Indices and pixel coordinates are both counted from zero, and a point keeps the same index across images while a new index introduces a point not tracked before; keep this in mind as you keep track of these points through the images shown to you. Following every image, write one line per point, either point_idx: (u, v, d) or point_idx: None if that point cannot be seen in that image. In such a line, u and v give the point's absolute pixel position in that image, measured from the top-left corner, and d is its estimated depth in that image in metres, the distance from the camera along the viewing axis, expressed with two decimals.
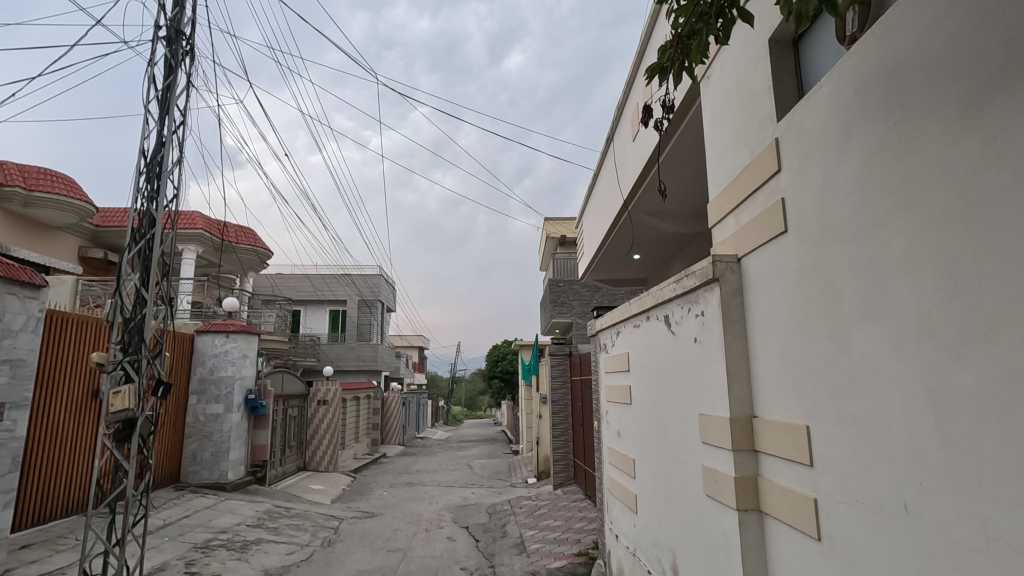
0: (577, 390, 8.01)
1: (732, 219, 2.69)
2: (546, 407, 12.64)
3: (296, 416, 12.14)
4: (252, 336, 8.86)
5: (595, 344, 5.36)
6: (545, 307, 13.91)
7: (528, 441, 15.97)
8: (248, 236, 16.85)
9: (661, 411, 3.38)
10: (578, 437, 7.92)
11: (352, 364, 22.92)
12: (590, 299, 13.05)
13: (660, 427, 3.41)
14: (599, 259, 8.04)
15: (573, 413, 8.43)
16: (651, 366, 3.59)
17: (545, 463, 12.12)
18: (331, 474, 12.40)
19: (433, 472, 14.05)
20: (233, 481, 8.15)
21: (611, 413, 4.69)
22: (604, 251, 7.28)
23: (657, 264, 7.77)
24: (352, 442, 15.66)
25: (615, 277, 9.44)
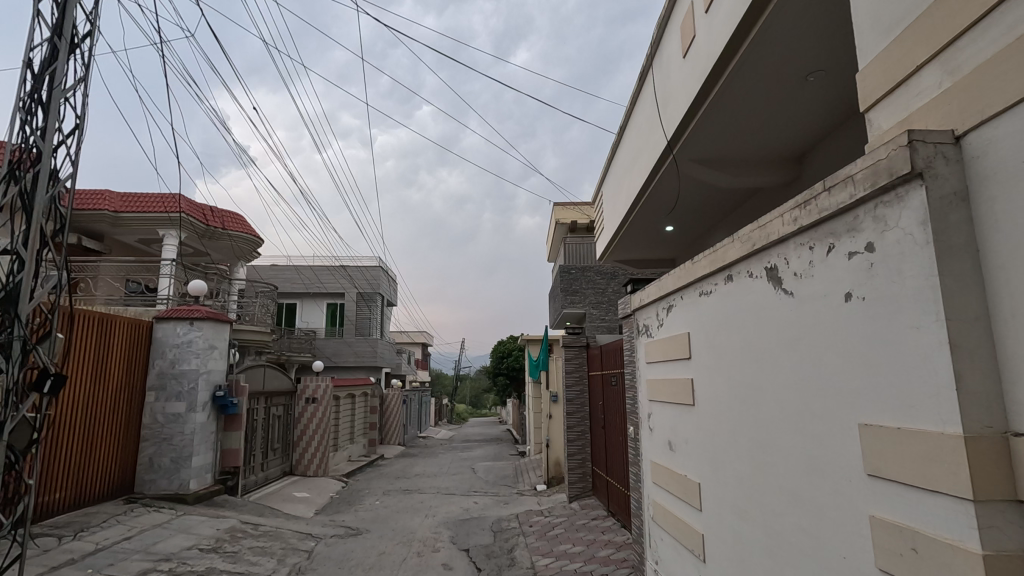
0: (600, 387, 6.80)
1: (935, 71, 1.49)
2: (557, 406, 11.47)
3: (280, 416, 11.01)
4: (222, 324, 7.73)
5: (630, 328, 4.16)
6: (555, 297, 12.73)
7: (535, 443, 14.89)
8: (237, 222, 15.76)
9: (756, 415, 2.20)
10: (600, 443, 6.74)
11: (350, 360, 21.85)
12: (605, 288, 11.83)
13: (755, 441, 2.21)
14: (623, 234, 6.77)
15: (594, 413, 7.24)
16: (735, 347, 2.40)
17: (554, 468, 11.09)
18: (320, 479, 11.28)
19: (432, 477, 12.90)
20: (195, 491, 7.02)
21: (657, 416, 3.51)
22: (632, 221, 6.03)
23: (693, 237, 6.56)
24: (345, 443, 14.55)
25: (638, 258, 8.19)
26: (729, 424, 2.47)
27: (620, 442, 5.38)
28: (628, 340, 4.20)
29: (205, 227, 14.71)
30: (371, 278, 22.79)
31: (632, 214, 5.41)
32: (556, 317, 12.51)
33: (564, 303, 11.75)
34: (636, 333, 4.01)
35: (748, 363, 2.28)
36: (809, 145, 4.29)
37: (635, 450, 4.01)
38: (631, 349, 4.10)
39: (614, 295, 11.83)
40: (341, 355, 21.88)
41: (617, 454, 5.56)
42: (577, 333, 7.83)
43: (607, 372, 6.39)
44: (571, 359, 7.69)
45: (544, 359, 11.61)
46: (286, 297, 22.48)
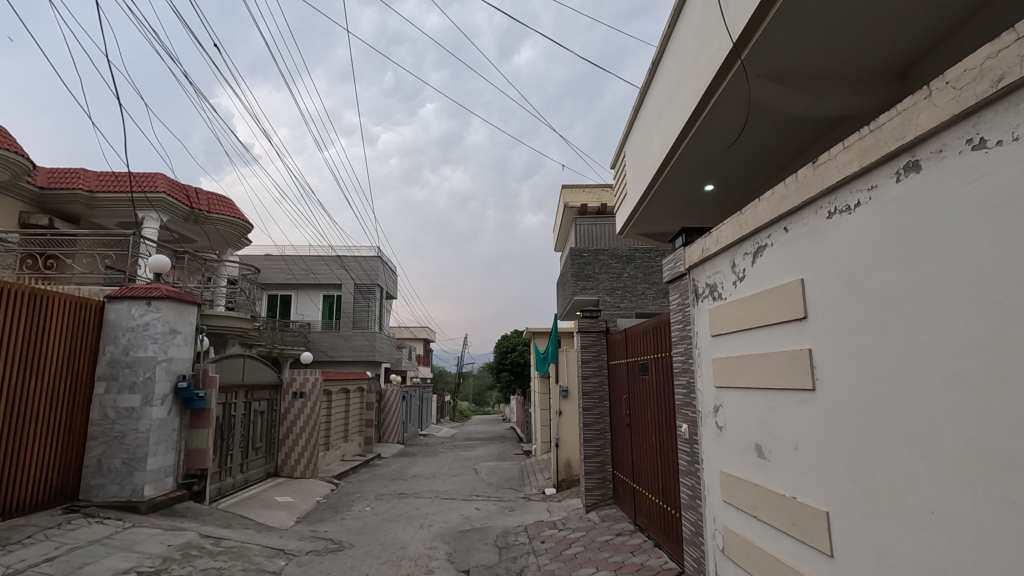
0: (624, 378, 5.80)
1: None
2: (567, 403, 10.47)
3: (263, 412, 10.03)
4: (185, 305, 6.73)
5: (682, 293, 3.15)
6: (564, 284, 11.72)
7: (542, 442, 13.90)
8: (225, 205, 14.82)
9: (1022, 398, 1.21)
10: (625, 443, 5.76)
11: (347, 354, 20.91)
12: (619, 273, 10.79)
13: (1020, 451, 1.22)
14: (651, 197, 5.75)
15: (615, 408, 6.26)
16: (946, 282, 1.41)
17: (564, 470, 10.11)
18: (307, 482, 10.29)
19: (431, 478, 11.91)
20: (150, 498, 6.02)
21: (733, 408, 2.51)
22: (667, 174, 5.03)
23: (738, 196, 5.51)
24: (338, 442, 13.59)
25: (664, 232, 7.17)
26: (918, 418, 1.48)
27: (660, 445, 4.41)
28: (678, 308, 3.19)
29: (189, 209, 13.75)
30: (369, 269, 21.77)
31: (673, 163, 4.42)
32: (566, 306, 11.47)
33: (575, 290, 10.71)
34: (692, 298, 2.99)
35: (992, 307, 1.29)
36: (912, 58, 3.26)
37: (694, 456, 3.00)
38: (686, 321, 3.08)
39: (630, 281, 10.80)
40: (337, 349, 20.91)
41: (655, 458, 4.59)
42: (594, 315, 6.78)
43: (635, 360, 5.39)
44: (586, 345, 6.66)
45: (554, 351, 10.57)
46: (280, 288, 21.49)
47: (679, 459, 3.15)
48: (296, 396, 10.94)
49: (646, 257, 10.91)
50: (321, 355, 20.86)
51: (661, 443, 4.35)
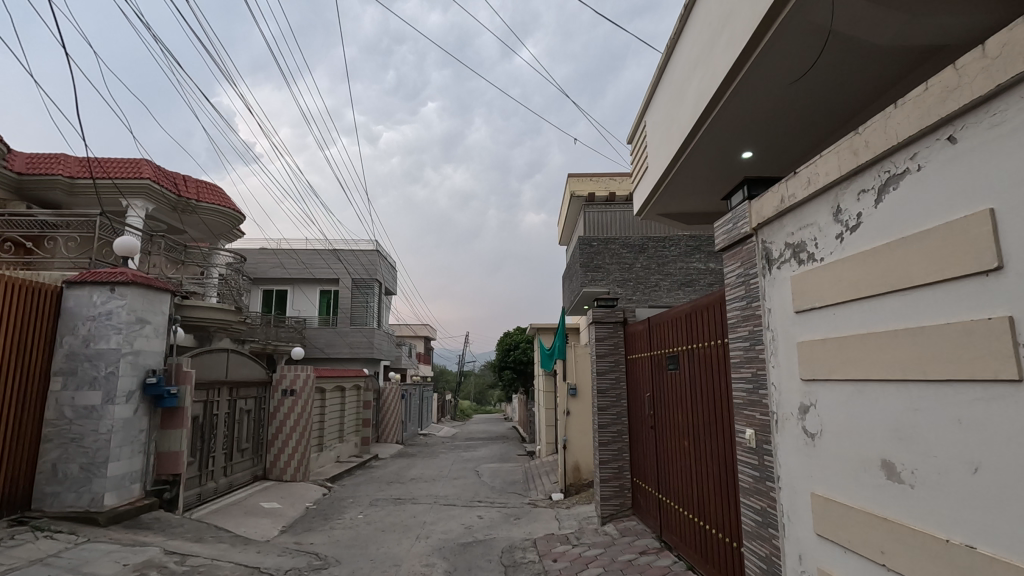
0: (647, 375, 5.15)
1: None
2: (575, 402, 9.79)
3: (250, 411, 9.37)
4: (154, 292, 6.04)
5: (744, 257, 2.53)
6: (572, 276, 11.03)
7: (547, 443, 13.24)
8: (215, 194, 14.17)
9: None
10: (649, 448, 5.11)
11: (345, 351, 20.24)
12: (631, 264, 10.11)
13: None
14: (680, 165, 5.07)
15: (634, 409, 5.60)
16: None
17: (573, 474, 9.45)
18: (297, 486, 9.63)
19: (431, 481, 11.23)
20: (110, 507, 5.34)
21: (836, 409, 1.90)
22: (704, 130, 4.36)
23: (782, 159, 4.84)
24: (333, 442, 12.94)
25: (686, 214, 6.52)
26: None
27: (703, 452, 3.76)
28: (737, 280, 2.58)
29: (177, 197, 13.08)
30: (367, 263, 21.08)
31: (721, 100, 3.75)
32: (574, 299, 10.77)
33: (585, 281, 10.02)
34: (762, 263, 2.38)
35: None
36: None
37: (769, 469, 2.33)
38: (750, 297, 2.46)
39: (642, 272, 10.11)
40: (335, 345, 20.24)
41: (695, 468, 3.93)
42: (610, 304, 6.09)
43: (662, 354, 4.73)
44: (602, 338, 5.97)
45: (561, 347, 9.87)
46: (275, 283, 20.83)
47: (739, 472, 2.51)
48: (286, 394, 10.25)
49: (660, 246, 10.21)
50: (318, 352, 20.19)
51: (706, 450, 3.71)
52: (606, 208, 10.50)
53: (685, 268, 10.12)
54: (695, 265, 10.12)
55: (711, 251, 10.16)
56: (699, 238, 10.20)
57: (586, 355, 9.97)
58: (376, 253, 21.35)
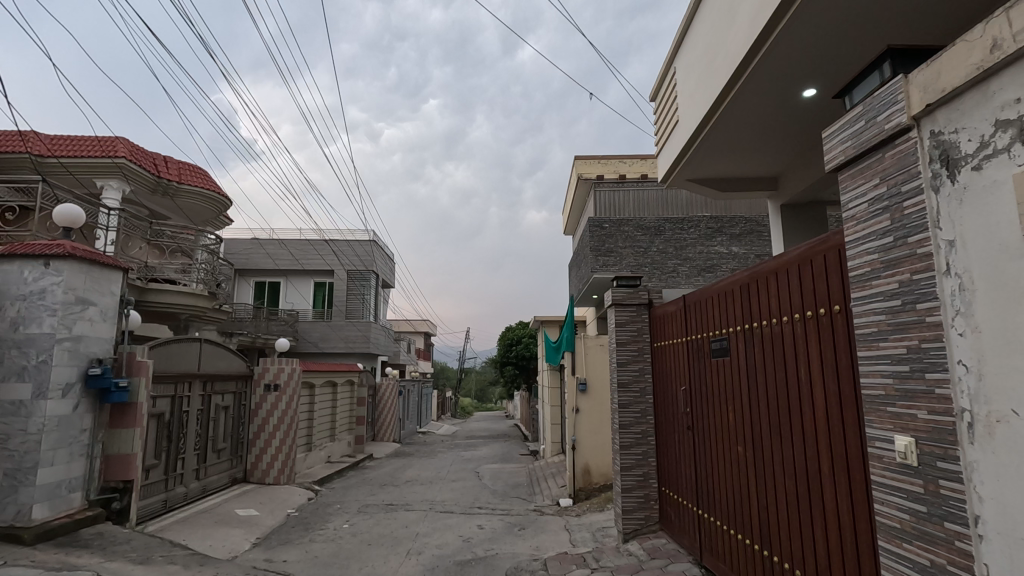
0: (684, 366, 4.28)
1: None
2: (585, 399, 8.92)
3: (227, 409, 8.51)
4: (99, 269, 5.18)
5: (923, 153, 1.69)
6: (581, 262, 10.17)
7: (553, 443, 12.40)
8: (198, 176, 13.35)
9: None
10: (687, 454, 4.21)
11: (340, 346, 19.41)
12: (646, 248, 9.26)
13: None
14: (729, 104, 4.20)
15: (665, 407, 4.72)
16: None
17: (582, 477, 8.65)
18: (280, 490, 8.80)
19: (427, 484, 10.40)
20: (41, 522, 4.48)
21: None
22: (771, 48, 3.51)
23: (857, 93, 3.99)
24: (324, 441, 12.13)
25: (713, 190, 5.65)
26: None
27: (780, 461, 2.86)
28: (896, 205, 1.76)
29: (156, 178, 12.24)
30: (363, 254, 20.20)
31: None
32: (583, 286, 9.89)
33: (596, 266, 9.15)
34: (944, 164, 1.62)
35: None
36: None
37: (967, 506, 1.51)
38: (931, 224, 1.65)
39: (658, 256, 9.26)
40: (329, 340, 19.42)
41: (765, 481, 3.02)
42: (633, 283, 5.21)
43: (705, 339, 3.87)
44: (624, 322, 5.09)
45: (570, 338, 8.99)
46: (267, 274, 19.97)
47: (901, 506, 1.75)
48: (269, 390, 9.37)
49: (678, 228, 9.34)
50: (312, 346, 19.37)
51: (785, 458, 2.81)
52: (620, 187, 9.61)
53: (705, 253, 9.25)
54: (716, 249, 9.25)
55: (734, 234, 9.29)
56: (721, 220, 9.32)
57: (598, 348, 9.07)
58: (373, 244, 20.49)
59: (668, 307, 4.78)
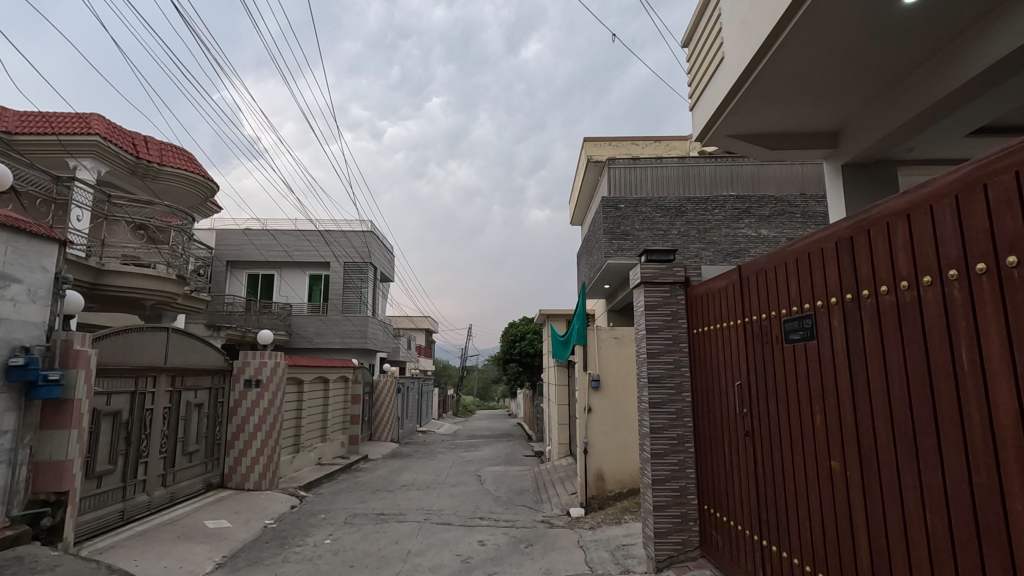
0: (739, 355, 3.36)
1: None
2: (599, 397, 8.01)
3: (201, 407, 7.66)
4: (26, 240, 4.35)
5: None
6: (592, 248, 9.30)
7: (559, 444, 11.56)
8: (183, 158, 12.53)
9: None
10: (745, 468, 3.29)
11: (335, 341, 18.57)
12: (666, 230, 8.39)
13: None
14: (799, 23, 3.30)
15: (711, 407, 3.79)
16: None
17: (595, 484, 7.78)
18: (260, 497, 7.97)
19: (424, 489, 9.57)
20: None
21: None
22: None
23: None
24: (314, 441, 11.31)
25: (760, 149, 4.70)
26: None
27: (922, 486, 1.92)
28: None
29: (135, 159, 11.39)
30: (360, 245, 19.34)
31: None
32: (596, 273, 9.00)
33: (610, 250, 8.28)
34: None
35: None
36: None
37: None
38: None
39: (679, 240, 8.39)
40: (325, 335, 18.59)
41: (887, 512, 2.09)
42: (665, 258, 4.33)
43: (775, 318, 2.95)
44: (655, 304, 4.21)
45: (582, 330, 8.12)
46: (261, 266, 19.13)
47: None
48: (249, 386, 8.50)
49: (701, 209, 8.45)
50: (307, 342, 18.53)
51: (931, 485, 1.88)
52: (638, 163, 8.66)
53: (731, 236, 8.37)
54: (743, 231, 8.36)
55: (763, 215, 8.39)
56: (748, 200, 8.43)
57: (612, 341, 8.17)
58: (371, 235, 19.63)
59: (708, 286, 3.89)
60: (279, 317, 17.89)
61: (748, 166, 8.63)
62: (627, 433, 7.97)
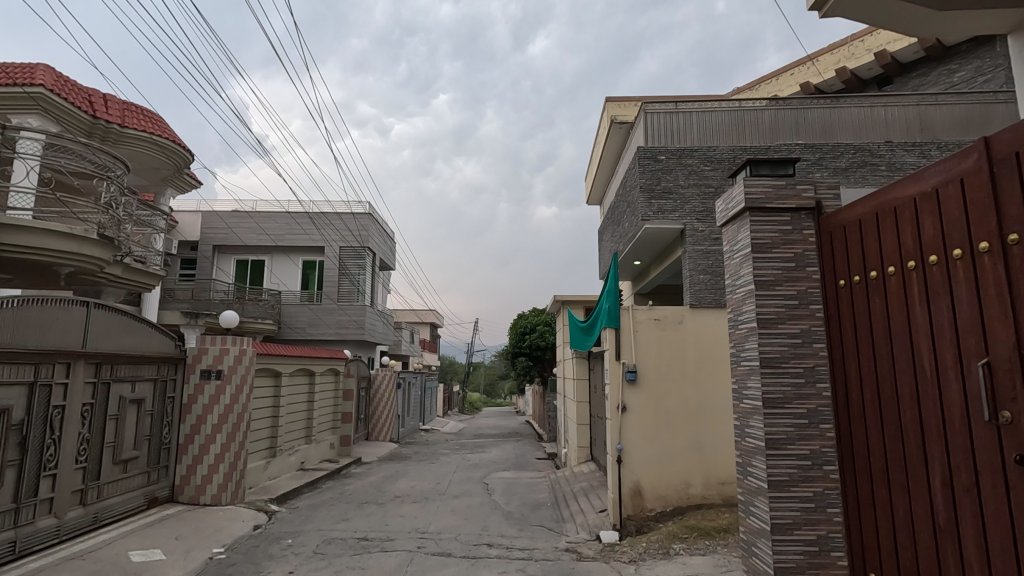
0: (971, 312, 1.80)
1: None
2: (636, 392, 6.45)
3: (140, 404, 6.14)
4: None
5: None
6: (624, 213, 7.74)
7: (578, 448, 10.04)
8: (152, 122, 11.13)
9: None
10: (1006, 526, 1.68)
11: (330, 332, 17.11)
12: (717, 187, 6.82)
13: None
14: None
15: (896, 405, 2.12)
16: None
17: (631, 501, 6.24)
18: (216, 515, 6.47)
19: (420, 502, 8.07)
20: None
21: None
22: None
23: None
24: (298, 443, 9.88)
25: (902, 20, 3.17)
26: None
27: None
28: None
29: (93, 119, 9.92)
30: (357, 228, 17.83)
31: None
32: (630, 242, 7.46)
33: (647, 212, 6.80)
34: None
35: None
36: None
37: None
38: None
39: None
40: (318, 325, 17.11)
41: None
42: (780, 173, 2.77)
43: None
44: (767, 243, 2.65)
45: (615, 311, 6.57)
46: (250, 251, 17.68)
47: None
48: (207, 377, 6.97)
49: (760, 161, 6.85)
50: (299, 333, 17.09)
51: None
52: (680, 107, 7.09)
53: None
54: None
55: (838, 168, 6.75)
56: (819, 149, 6.81)
57: (651, 323, 6.61)
58: (370, 217, 18.10)
59: (868, 201, 2.30)
60: (269, 305, 16.46)
61: (817, 109, 7.03)
62: (672, 437, 6.39)
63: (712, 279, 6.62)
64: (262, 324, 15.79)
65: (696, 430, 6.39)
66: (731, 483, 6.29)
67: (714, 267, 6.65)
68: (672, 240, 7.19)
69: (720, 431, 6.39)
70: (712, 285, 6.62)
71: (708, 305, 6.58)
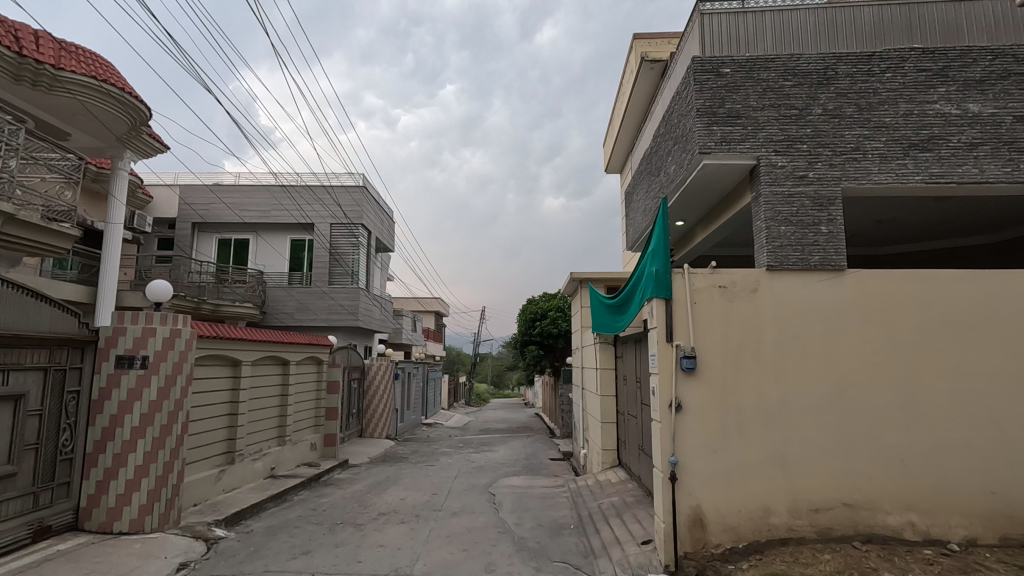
0: None
1: None
2: (694, 384, 4.75)
3: (14, 402, 4.48)
4: None
5: None
6: (671, 154, 6.00)
7: (604, 451, 8.36)
8: (95, 67, 9.45)
9: None
10: None
11: (320, 318, 15.50)
12: (802, 108, 5.04)
13: None
14: None
15: None
16: None
17: (690, 532, 4.54)
18: (127, 549, 4.80)
19: (409, 522, 6.42)
20: None
21: None
22: None
23: None
24: (269, 444, 8.31)
25: None
26: None
27: None
28: None
29: (19, 58, 8.18)
30: (350, 203, 16.16)
31: None
32: (682, 189, 5.70)
33: (707, 143, 5.03)
34: None
35: None
36: None
37: None
38: None
39: (824, 124, 5.00)
40: (308, 311, 15.57)
41: None
42: None
43: None
44: None
45: (665, 276, 4.84)
46: (233, 229, 16.06)
47: None
48: (124, 366, 5.28)
49: (859, 72, 5.06)
50: (287, 319, 15.53)
51: None
52: (750, 6, 5.33)
53: (915, 115, 4.92)
54: (934, 107, 4.92)
55: (970, 79, 4.94)
56: (942, 55, 5.01)
57: (713, 293, 4.88)
58: (364, 191, 16.41)
59: None
60: (252, 288, 14.87)
61: (935, 7, 5.24)
62: (745, 446, 4.66)
63: (796, 232, 4.86)
64: (243, 306, 14.21)
65: (778, 436, 4.66)
66: (828, 509, 4.54)
67: (799, 215, 4.89)
68: (737, 182, 5.42)
69: (812, 437, 4.64)
70: (797, 240, 4.86)
71: (792, 267, 4.82)
